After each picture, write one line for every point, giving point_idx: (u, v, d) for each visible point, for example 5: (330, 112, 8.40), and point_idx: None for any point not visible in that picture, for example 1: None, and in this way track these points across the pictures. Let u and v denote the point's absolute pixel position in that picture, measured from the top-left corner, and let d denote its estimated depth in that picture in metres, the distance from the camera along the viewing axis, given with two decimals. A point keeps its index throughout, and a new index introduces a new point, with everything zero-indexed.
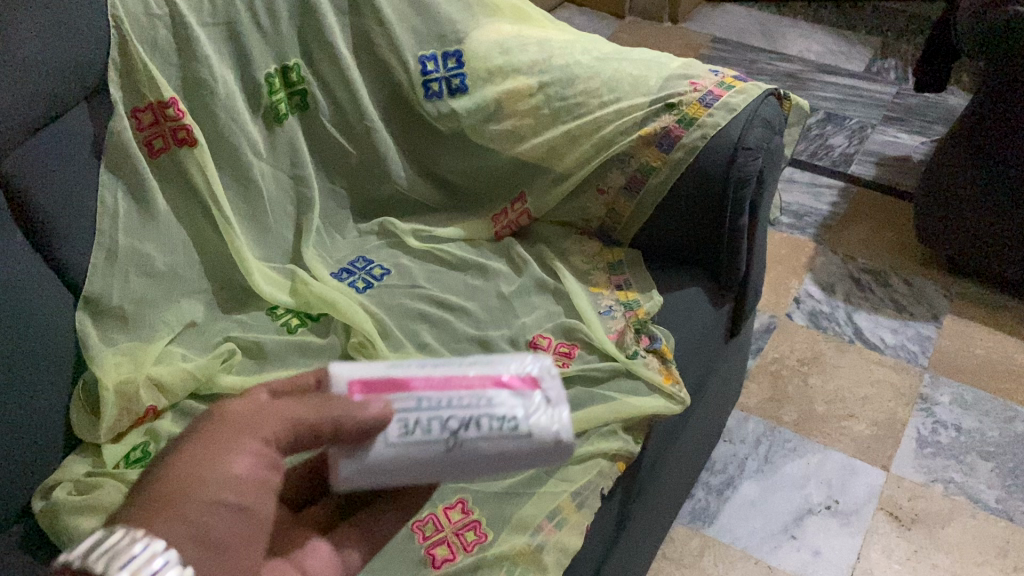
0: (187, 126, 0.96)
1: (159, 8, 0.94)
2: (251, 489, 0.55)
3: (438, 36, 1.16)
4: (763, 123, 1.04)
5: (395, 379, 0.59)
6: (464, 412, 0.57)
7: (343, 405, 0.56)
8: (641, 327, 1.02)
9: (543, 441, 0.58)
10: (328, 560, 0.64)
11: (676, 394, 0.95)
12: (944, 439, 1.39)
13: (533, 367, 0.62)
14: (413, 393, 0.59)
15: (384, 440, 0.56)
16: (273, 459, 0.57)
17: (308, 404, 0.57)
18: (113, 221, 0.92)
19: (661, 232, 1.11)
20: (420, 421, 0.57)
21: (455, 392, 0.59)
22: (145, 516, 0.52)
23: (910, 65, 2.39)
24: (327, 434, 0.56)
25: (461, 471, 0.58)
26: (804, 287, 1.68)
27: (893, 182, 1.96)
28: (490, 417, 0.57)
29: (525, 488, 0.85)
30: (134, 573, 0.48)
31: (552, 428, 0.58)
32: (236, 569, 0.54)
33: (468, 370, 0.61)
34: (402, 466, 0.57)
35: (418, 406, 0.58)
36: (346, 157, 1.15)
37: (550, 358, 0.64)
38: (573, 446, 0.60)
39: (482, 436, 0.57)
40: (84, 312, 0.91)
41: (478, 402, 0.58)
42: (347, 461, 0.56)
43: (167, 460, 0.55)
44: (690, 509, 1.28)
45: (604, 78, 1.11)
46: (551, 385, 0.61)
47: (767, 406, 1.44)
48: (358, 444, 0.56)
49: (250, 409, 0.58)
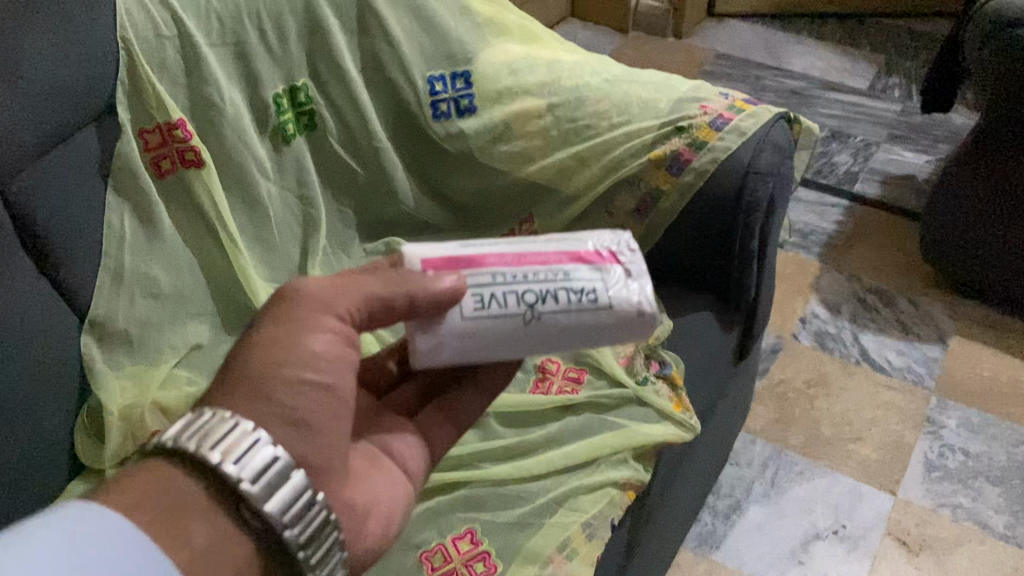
0: (195, 147, 0.96)
1: (168, 29, 0.94)
2: (330, 364, 0.63)
3: (447, 56, 1.15)
4: (774, 147, 1.03)
5: (470, 257, 0.67)
6: (540, 286, 0.66)
7: (416, 282, 0.63)
8: (652, 352, 1.01)
9: (619, 310, 0.67)
10: (412, 443, 0.75)
11: (687, 422, 0.95)
12: (951, 463, 1.38)
13: (606, 246, 0.71)
14: (487, 268, 0.67)
15: (459, 312, 0.64)
16: (348, 334, 0.65)
17: (380, 284, 0.64)
18: (120, 243, 0.92)
19: (671, 256, 1.10)
20: (497, 294, 0.65)
21: (530, 268, 0.67)
22: (238, 395, 0.61)
23: (914, 83, 2.38)
24: (400, 308, 0.63)
25: (539, 340, 0.66)
26: (810, 307, 1.68)
27: (898, 201, 1.95)
28: (567, 290, 0.66)
29: (535, 519, 0.84)
30: (228, 447, 0.56)
31: (632, 299, 0.68)
32: (326, 437, 0.63)
33: (542, 250, 0.69)
34: (482, 334, 0.65)
35: (494, 281, 0.66)
36: (354, 177, 1.14)
37: (624, 237, 0.72)
38: (649, 314, 0.68)
39: (559, 309, 0.66)
40: (89, 336, 0.90)
41: (556, 277, 0.67)
42: (424, 336, 0.64)
43: (253, 337, 0.63)
44: (696, 533, 1.27)
45: (614, 100, 1.11)
46: (625, 261, 0.70)
47: (774, 428, 1.43)
48: (432, 319, 0.64)
49: (325, 290, 0.65)
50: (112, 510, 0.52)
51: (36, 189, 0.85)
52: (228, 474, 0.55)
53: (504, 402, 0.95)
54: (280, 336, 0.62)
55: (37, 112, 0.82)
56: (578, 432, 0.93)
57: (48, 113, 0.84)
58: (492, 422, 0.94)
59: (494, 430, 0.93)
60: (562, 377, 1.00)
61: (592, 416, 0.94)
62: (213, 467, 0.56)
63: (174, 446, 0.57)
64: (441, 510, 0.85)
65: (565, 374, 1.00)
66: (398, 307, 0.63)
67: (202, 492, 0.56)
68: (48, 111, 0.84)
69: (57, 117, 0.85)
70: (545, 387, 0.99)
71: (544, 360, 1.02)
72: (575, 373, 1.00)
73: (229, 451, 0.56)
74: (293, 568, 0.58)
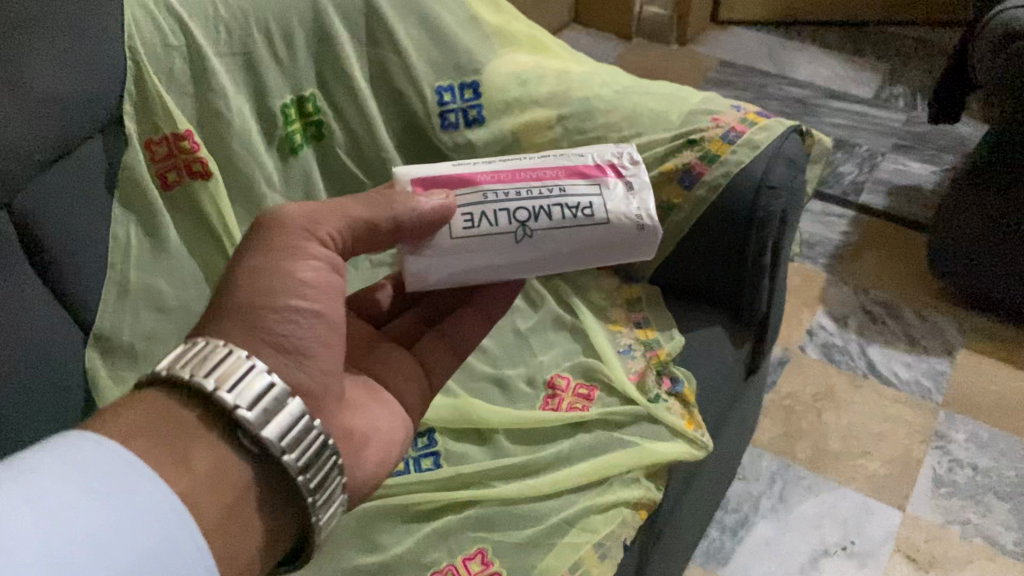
0: (202, 159, 0.95)
1: (175, 38, 0.93)
2: (319, 290, 0.65)
3: (455, 66, 1.13)
4: (786, 161, 1.02)
5: (464, 176, 0.75)
6: (534, 203, 0.75)
7: (400, 204, 0.69)
8: (663, 368, 1.01)
9: (609, 224, 0.76)
10: (412, 373, 0.79)
11: (700, 440, 0.94)
12: (960, 478, 1.37)
13: (599, 163, 0.80)
14: (480, 187, 0.75)
15: (453, 229, 0.72)
16: (332, 259, 0.68)
17: (362, 207, 0.68)
18: (125, 256, 0.91)
19: (681, 269, 1.09)
20: (491, 213, 0.73)
21: (522, 186, 0.75)
22: (224, 324, 0.61)
23: (919, 92, 2.38)
24: (385, 228, 0.68)
25: (531, 254, 0.75)
26: (816, 319, 1.67)
27: (904, 212, 1.95)
28: (560, 207, 0.75)
29: (547, 538, 0.83)
30: (225, 372, 0.56)
31: (625, 211, 0.77)
32: (323, 360, 0.65)
33: (535, 169, 0.77)
34: (481, 247, 0.73)
35: (487, 198, 0.74)
36: (361, 188, 1.13)
37: (620, 153, 0.82)
38: (653, 227, 0.78)
39: (552, 223, 0.75)
40: (95, 349, 0.88)
41: (549, 193, 0.75)
42: (415, 254, 0.71)
43: (236, 269, 0.65)
44: (704, 548, 1.26)
45: (624, 112, 1.10)
46: (620, 176, 0.79)
47: (781, 442, 1.42)
48: (419, 234, 0.70)
49: (305, 216, 0.68)
50: (107, 436, 0.51)
51: (39, 204, 0.83)
52: (225, 401, 0.55)
53: (515, 420, 0.93)
54: (269, 265, 0.64)
55: (40, 124, 0.79)
56: (589, 450, 0.91)
57: (52, 124, 0.81)
58: (502, 439, 0.93)
59: (505, 448, 0.92)
60: (572, 393, 0.99)
61: (603, 433, 0.93)
62: (208, 395, 0.55)
63: (168, 375, 0.56)
64: (449, 529, 0.83)
65: (575, 391, 0.99)
66: (386, 227, 0.68)
67: (200, 420, 0.55)
68: (52, 122, 0.81)
69: (62, 129, 0.82)
70: (555, 404, 0.97)
71: (553, 375, 1.01)
72: (586, 390, 0.99)
73: (224, 378, 0.56)
74: (293, 492, 0.58)
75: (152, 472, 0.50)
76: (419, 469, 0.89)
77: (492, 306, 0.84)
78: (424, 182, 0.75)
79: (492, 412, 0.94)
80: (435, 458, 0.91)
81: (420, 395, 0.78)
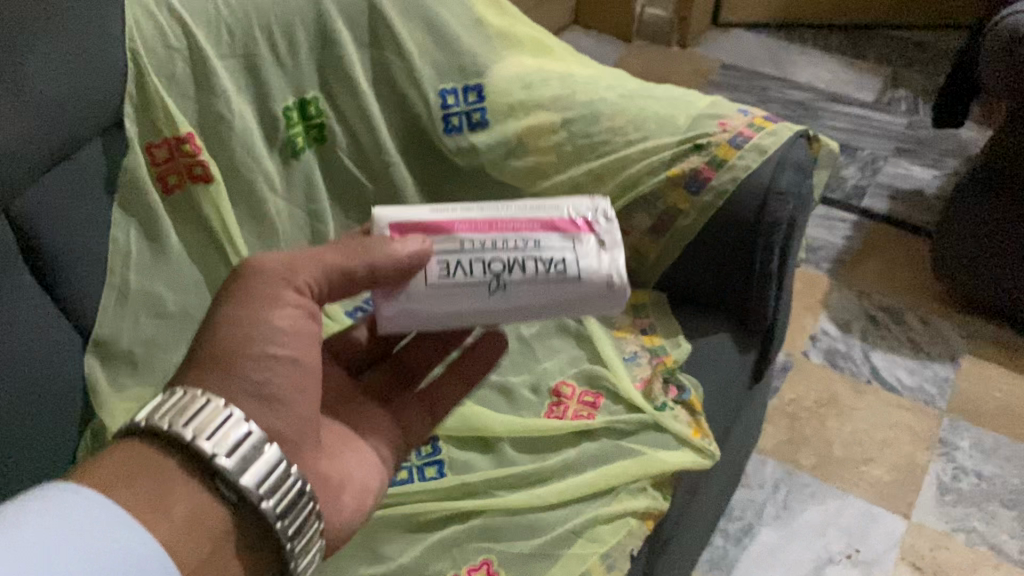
0: (204, 162, 0.94)
1: (177, 40, 0.91)
2: (295, 338, 0.67)
3: (458, 69, 1.12)
4: (794, 167, 1.01)
5: (439, 223, 0.72)
6: (508, 256, 0.70)
7: (375, 251, 0.67)
8: (669, 376, 0.99)
9: (586, 283, 0.71)
10: (388, 429, 0.83)
11: (706, 448, 0.93)
12: (965, 486, 1.36)
13: (587, 213, 0.74)
14: (455, 235, 0.71)
15: (425, 277, 0.69)
16: (309, 306, 0.69)
17: (339, 255, 0.68)
18: (125, 261, 0.89)
19: (687, 276, 1.08)
20: (463, 263, 0.70)
21: (498, 237, 0.71)
22: (203, 373, 0.63)
23: (920, 96, 2.37)
24: (362, 277, 0.67)
25: (499, 308, 0.71)
26: (820, 325, 1.66)
27: (906, 216, 1.94)
28: (535, 260, 0.70)
29: (552, 550, 0.82)
30: (204, 422, 0.58)
31: (602, 270, 0.71)
32: (300, 406, 0.66)
33: (515, 216, 0.73)
34: (447, 298, 0.70)
35: (460, 248, 0.70)
36: (363, 192, 1.11)
37: (607, 203, 0.76)
38: (624, 289, 0.73)
39: (524, 277, 0.70)
40: (94, 356, 0.87)
41: (525, 246, 0.71)
42: (387, 303, 0.70)
43: (213, 318, 0.66)
44: (708, 556, 1.25)
45: (629, 116, 1.09)
46: (604, 230, 0.74)
47: (785, 448, 1.41)
48: (398, 282, 0.69)
49: (281, 264, 0.68)
50: (88, 488, 0.52)
51: (39, 207, 0.82)
52: (203, 450, 0.56)
53: (519, 428, 0.92)
54: (246, 316, 0.65)
55: (34, 123, 0.78)
56: (594, 459, 0.90)
57: (47, 125, 0.80)
58: (506, 448, 0.91)
59: (509, 456, 0.91)
60: (577, 401, 0.97)
61: (609, 442, 0.92)
62: (186, 443, 0.57)
63: (148, 424, 0.58)
64: (454, 540, 0.82)
65: (581, 398, 0.98)
66: (361, 275, 0.68)
67: (179, 468, 0.57)
68: (48, 123, 0.80)
69: (60, 131, 0.81)
70: (560, 412, 0.96)
71: (558, 383, 1.00)
72: (591, 398, 0.98)
73: (203, 427, 0.57)
74: (270, 537, 0.59)
75: (131, 520, 0.51)
76: (422, 478, 0.88)
77: (471, 370, 0.89)
78: (401, 227, 0.72)
79: (496, 420, 0.93)
80: (439, 466, 0.90)
81: (394, 444, 0.82)
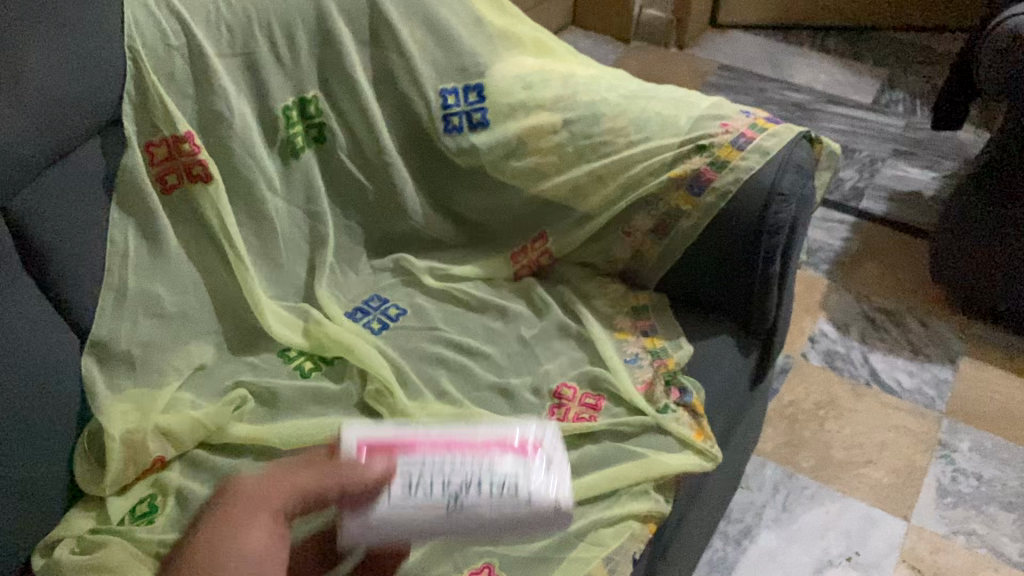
0: (203, 161, 0.93)
1: (176, 38, 0.90)
2: (265, 560, 0.61)
3: (459, 69, 1.11)
4: (796, 168, 1.00)
5: (398, 443, 0.67)
6: (467, 477, 0.65)
7: (349, 470, 0.64)
8: (671, 378, 0.99)
9: (540, 510, 0.65)
10: None
11: (708, 451, 0.92)
12: (965, 488, 1.36)
13: (541, 437, 0.69)
14: (416, 456, 0.66)
15: (387, 497, 0.64)
16: (281, 532, 0.63)
17: (315, 475, 0.64)
18: (123, 261, 0.89)
19: (688, 277, 1.08)
20: (422, 484, 0.65)
21: (456, 462, 0.66)
22: None
23: (918, 98, 2.37)
24: (333, 494, 0.64)
25: (455, 532, 0.64)
26: (819, 326, 1.65)
27: (904, 218, 1.94)
28: (492, 483, 0.65)
29: (555, 553, 0.81)
30: None
31: (553, 498, 0.66)
32: None
33: (474, 436, 0.68)
34: (403, 522, 0.64)
35: (420, 470, 0.65)
36: (363, 192, 1.11)
37: (554, 427, 0.71)
38: (570, 514, 0.67)
39: (481, 500, 0.64)
40: (90, 358, 0.86)
41: (480, 468, 0.65)
42: (353, 523, 0.64)
43: (185, 541, 0.62)
44: (707, 559, 1.24)
45: (631, 116, 1.08)
46: (556, 455, 0.69)
47: (784, 451, 1.40)
48: (363, 502, 0.64)
49: (258, 486, 0.64)
50: None
51: (39, 207, 0.82)
52: None
53: None
54: (218, 543, 0.61)
55: (30, 119, 0.78)
56: (597, 462, 0.90)
57: (43, 124, 0.79)
58: None
59: None
60: (578, 403, 0.97)
61: (611, 445, 0.91)
62: None
63: None
64: (455, 544, 0.81)
65: (583, 401, 0.97)
66: (331, 500, 0.64)
67: None
68: (44, 120, 0.79)
69: (57, 131, 0.81)
70: (562, 414, 0.96)
71: (559, 384, 0.99)
72: (592, 400, 0.97)
73: None
74: None
75: None
76: None
77: None
78: (364, 444, 0.67)
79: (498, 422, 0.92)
80: None
81: None
